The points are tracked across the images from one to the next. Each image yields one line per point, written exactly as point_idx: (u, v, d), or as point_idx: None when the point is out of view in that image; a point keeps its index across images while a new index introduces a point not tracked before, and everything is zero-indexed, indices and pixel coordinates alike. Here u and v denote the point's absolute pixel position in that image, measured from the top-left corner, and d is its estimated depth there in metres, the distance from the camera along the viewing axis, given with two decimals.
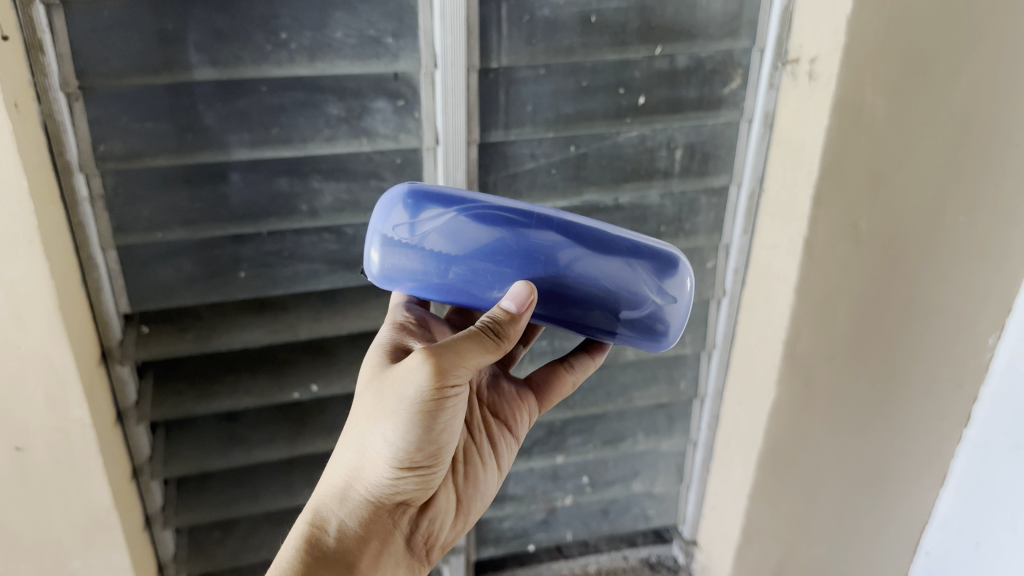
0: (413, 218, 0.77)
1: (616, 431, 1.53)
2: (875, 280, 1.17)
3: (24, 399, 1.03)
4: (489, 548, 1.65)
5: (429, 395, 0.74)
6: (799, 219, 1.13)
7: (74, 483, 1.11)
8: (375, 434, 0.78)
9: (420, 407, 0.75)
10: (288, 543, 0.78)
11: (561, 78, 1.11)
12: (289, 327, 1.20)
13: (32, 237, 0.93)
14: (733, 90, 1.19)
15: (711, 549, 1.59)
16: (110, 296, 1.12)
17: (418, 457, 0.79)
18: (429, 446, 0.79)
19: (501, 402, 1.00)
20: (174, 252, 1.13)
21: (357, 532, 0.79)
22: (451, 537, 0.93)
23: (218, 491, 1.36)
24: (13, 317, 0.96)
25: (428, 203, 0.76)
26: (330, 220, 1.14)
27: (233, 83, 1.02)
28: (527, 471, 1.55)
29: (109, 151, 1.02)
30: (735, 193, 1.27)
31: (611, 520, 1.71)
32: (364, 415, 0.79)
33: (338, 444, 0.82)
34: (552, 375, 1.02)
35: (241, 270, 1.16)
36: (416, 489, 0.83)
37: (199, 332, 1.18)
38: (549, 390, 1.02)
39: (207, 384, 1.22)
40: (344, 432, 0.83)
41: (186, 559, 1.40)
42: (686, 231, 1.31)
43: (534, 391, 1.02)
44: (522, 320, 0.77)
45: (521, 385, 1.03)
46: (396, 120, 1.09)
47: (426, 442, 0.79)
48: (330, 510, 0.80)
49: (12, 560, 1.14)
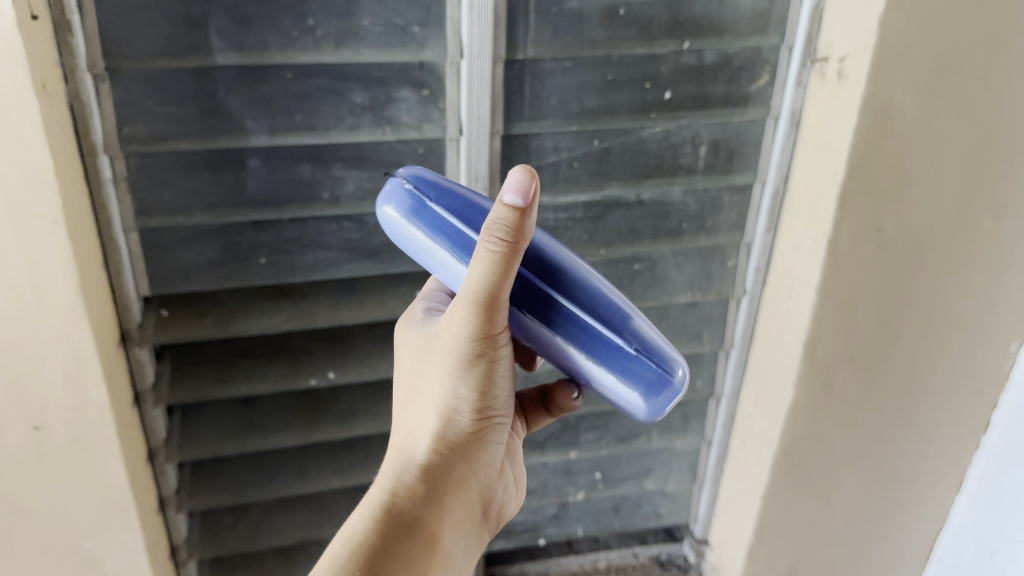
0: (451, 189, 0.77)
1: (630, 428, 1.53)
2: (898, 283, 1.16)
3: (43, 379, 1.03)
4: (500, 540, 1.66)
5: (486, 336, 0.72)
6: (824, 220, 1.12)
7: (91, 464, 1.12)
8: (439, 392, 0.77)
9: (479, 351, 0.74)
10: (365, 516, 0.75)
11: (587, 71, 1.11)
12: (308, 315, 1.20)
13: (56, 218, 0.93)
14: (760, 87, 1.18)
15: (722, 549, 1.59)
16: (131, 278, 1.12)
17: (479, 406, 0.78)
18: (493, 393, 0.78)
19: None
20: (195, 237, 1.13)
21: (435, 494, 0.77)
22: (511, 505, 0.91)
23: (232, 476, 1.36)
24: (34, 296, 0.96)
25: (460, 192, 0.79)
26: (351, 208, 1.14)
27: (258, 69, 1.02)
28: (539, 465, 1.55)
29: (133, 134, 1.02)
30: (759, 192, 1.26)
31: (622, 517, 1.70)
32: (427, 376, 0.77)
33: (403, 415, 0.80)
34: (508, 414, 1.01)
35: (261, 257, 1.16)
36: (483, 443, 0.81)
37: (217, 317, 1.18)
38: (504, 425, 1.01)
39: (224, 369, 1.23)
40: (407, 401, 0.81)
41: (199, 542, 1.41)
42: (708, 228, 1.30)
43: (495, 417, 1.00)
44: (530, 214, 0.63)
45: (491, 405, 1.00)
46: (420, 110, 1.09)
47: (490, 389, 0.77)
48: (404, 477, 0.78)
49: (27, 539, 1.15)
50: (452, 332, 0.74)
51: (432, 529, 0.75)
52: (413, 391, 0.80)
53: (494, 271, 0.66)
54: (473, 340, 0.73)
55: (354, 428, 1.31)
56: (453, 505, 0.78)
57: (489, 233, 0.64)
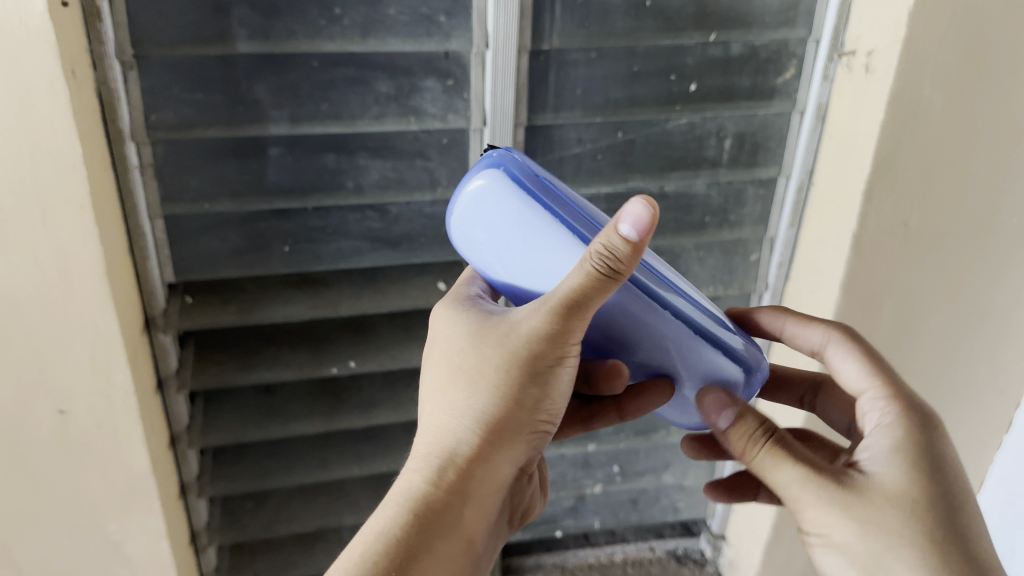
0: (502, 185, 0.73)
1: (649, 422, 1.53)
2: (922, 280, 1.15)
3: (69, 363, 1.04)
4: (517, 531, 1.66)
5: (561, 346, 0.67)
6: (849, 215, 1.11)
7: (115, 448, 1.13)
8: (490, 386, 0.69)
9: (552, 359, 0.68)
10: (394, 509, 0.66)
11: (613, 62, 1.10)
12: (330, 303, 1.21)
13: (83, 203, 0.94)
14: (786, 80, 1.17)
15: (739, 544, 1.58)
16: (156, 264, 1.13)
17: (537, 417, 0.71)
18: (551, 406, 0.71)
19: None
20: (220, 224, 1.14)
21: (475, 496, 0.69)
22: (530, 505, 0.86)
23: (253, 462, 1.38)
24: (62, 281, 0.98)
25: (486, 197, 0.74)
26: (374, 197, 1.14)
27: (284, 57, 1.02)
28: (557, 457, 1.55)
29: (161, 121, 1.03)
30: (783, 186, 1.25)
31: (640, 510, 1.70)
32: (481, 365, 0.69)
33: (436, 398, 0.71)
34: None
35: (284, 245, 1.17)
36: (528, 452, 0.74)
37: (241, 304, 1.19)
38: None
39: (247, 356, 1.24)
40: (439, 386, 0.72)
41: (219, 528, 1.42)
42: (731, 222, 1.29)
43: None
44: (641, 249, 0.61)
45: None
46: (445, 100, 1.09)
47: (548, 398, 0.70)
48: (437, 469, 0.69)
49: (51, 521, 1.16)
50: (525, 331, 0.67)
51: (465, 542, 0.68)
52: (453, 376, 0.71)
53: (589, 287, 0.62)
54: (546, 342, 0.67)
55: (374, 417, 1.32)
56: (486, 515, 0.71)
57: (593, 255, 0.61)
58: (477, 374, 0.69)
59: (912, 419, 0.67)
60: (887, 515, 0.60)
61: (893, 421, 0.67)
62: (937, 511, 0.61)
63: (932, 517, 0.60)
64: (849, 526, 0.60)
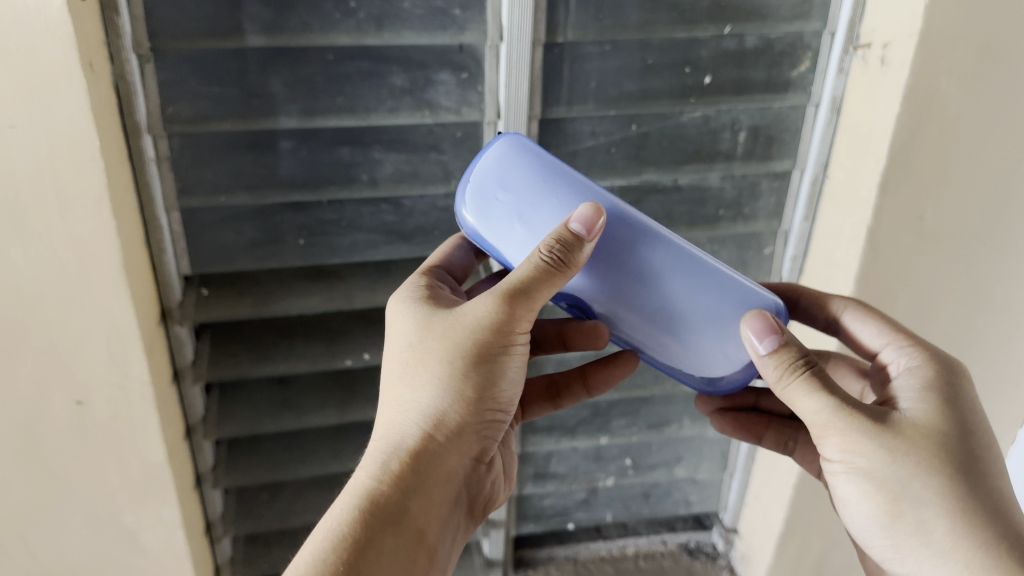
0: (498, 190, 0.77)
1: (662, 416, 1.53)
2: (936, 274, 1.15)
3: (87, 355, 1.05)
4: (529, 524, 1.67)
5: (505, 332, 0.72)
6: (863, 209, 1.11)
7: (131, 439, 1.14)
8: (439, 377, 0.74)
9: (495, 346, 0.73)
10: (344, 505, 0.69)
11: (627, 55, 1.10)
12: (344, 296, 1.21)
13: (101, 195, 0.95)
14: (801, 73, 1.16)
15: (752, 537, 1.59)
16: (172, 257, 1.13)
17: (486, 400, 0.75)
18: (496, 390, 0.75)
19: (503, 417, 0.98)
20: (235, 217, 1.14)
21: (429, 487, 0.73)
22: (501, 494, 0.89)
23: (267, 453, 1.39)
24: (80, 273, 0.98)
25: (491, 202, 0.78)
26: (388, 190, 1.15)
27: (299, 51, 1.03)
28: (569, 450, 1.56)
29: (177, 114, 1.03)
30: (798, 179, 1.24)
31: (652, 503, 1.71)
32: (425, 358, 0.74)
33: (390, 394, 0.76)
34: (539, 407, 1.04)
35: (299, 238, 1.17)
36: (484, 437, 0.78)
37: (256, 296, 1.19)
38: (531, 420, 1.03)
39: (262, 348, 1.24)
40: (390, 384, 0.77)
41: (234, 519, 1.43)
42: (745, 215, 1.29)
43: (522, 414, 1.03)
44: (588, 246, 0.71)
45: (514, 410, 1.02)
46: (459, 93, 1.09)
47: (499, 387, 0.75)
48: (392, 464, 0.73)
49: (68, 511, 1.17)
50: (471, 321, 0.73)
51: (426, 531, 0.72)
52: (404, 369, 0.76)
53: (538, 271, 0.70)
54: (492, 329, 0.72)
55: None
56: (443, 507, 0.74)
57: (544, 247, 0.69)
58: (419, 369, 0.74)
59: (940, 362, 0.74)
60: (922, 449, 0.67)
61: (924, 361, 0.74)
62: (968, 445, 0.68)
63: (963, 448, 0.67)
64: (882, 455, 0.67)
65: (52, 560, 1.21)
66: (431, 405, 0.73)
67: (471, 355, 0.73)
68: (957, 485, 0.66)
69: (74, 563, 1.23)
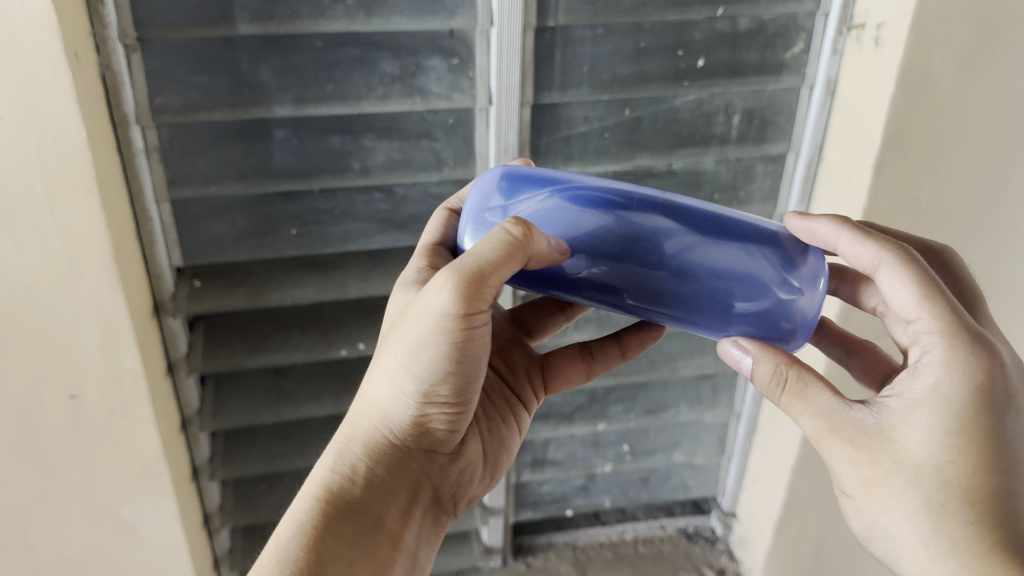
0: (508, 201, 0.70)
1: (659, 401, 1.52)
2: None
3: (79, 348, 1.04)
4: (528, 511, 1.67)
5: (455, 325, 0.67)
6: (859, 191, 1.10)
7: (126, 432, 1.14)
8: (397, 369, 0.71)
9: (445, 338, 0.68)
10: (304, 493, 0.70)
11: (619, 38, 1.09)
12: (338, 286, 1.21)
13: (90, 187, 0.94)
14: (796, 54, 1.15)
15: (750, 521, 1.59)
16: (163, 249, 1.12)
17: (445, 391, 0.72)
18: (453, 380, 0.71)
19: (512, 376, 0.93)
20: (227, 207, 1.13)
21: (382, 479, 0.72)
22: (481, 488, 0.86)
23: (265, 444, 1.39)
24: (70, 266, 0.98)
25: (524, 187, 0.70)
26: (380, 179, 1.14)
27: (287, 38, 1.01)
28: (567, 436, 1.55)
29: (165, 104, 1.02)
30: (793, 161, 1.24)
31: (650, 488, 1.71)
32: (389, 348, 0.72)
33: (364, 381, 0.75)
34: (566, 359, 0.97)
35: (291, 228, 1.17)
36: (446, 424, 0.75)
37: (250, 288, 1.19)
38: (558, 375, 0.97)
39: (256, 339, 1.24)
40: (368, 372, 0.76)
41: (232, 510, 1.43)
42: (741, 199, 1.28)
43: (545, 369, 0.97)
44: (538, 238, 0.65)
45: (534, 362, 0.96)
46: (450, 79, 1.08)
47: (458, 375, 0.71)
48: (352, 453, 0.72)
49: (64, 504, 1.17)
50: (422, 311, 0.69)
51: (376, 526, 0.69)
52: (377, 359, 0.74)
53: (494, 255, 0.64)
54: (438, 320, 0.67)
55: None
56: (400, 496, 0.73)
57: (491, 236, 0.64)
58: (383, 360, 0.72)
59: (964, 365, 0.61)
60: (900, 479, 0.62)
61: (945, 360, 0.61)
62: (968, 474, 0.60)
63: (957, 480, 0.60)
64: (860, 479, 0.64)
65: (48, 554, 1.21)
66: (393, 396, 0.72)
67: (418, 347, 0.69)
68: (938, 516, 0.61)
69: (73, 556, 1.23)
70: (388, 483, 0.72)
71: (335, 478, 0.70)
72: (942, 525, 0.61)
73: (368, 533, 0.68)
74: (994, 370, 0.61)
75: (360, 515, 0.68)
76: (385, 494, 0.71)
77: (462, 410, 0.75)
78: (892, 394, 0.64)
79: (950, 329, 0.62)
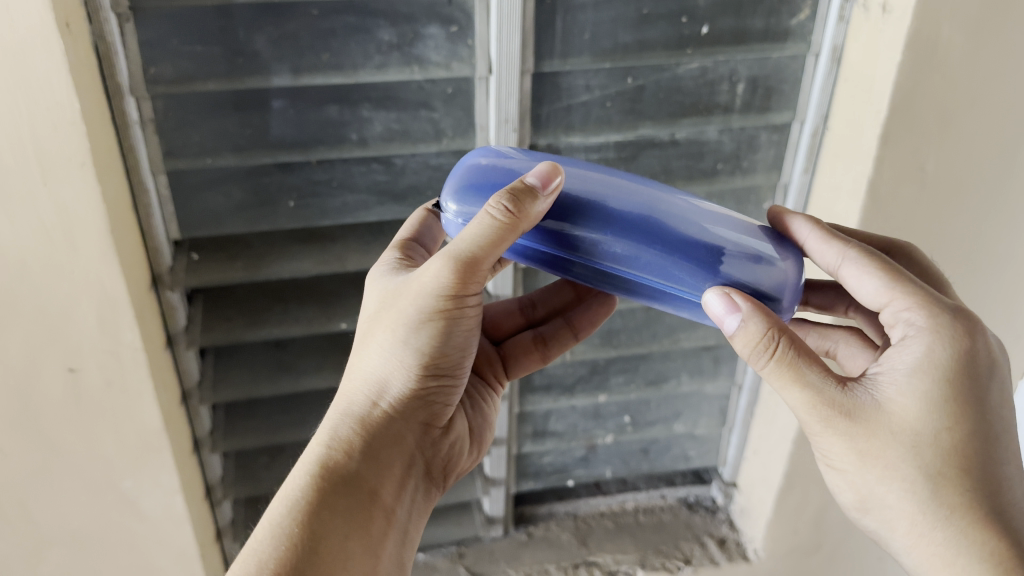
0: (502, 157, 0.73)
1: (660, 372, 1.52)
2: (936, 225, 1.13)
3: (77, 323, 1.04)
4: (529, 481, 1.68)
5: (451, 299, 0.68)
6: (863, 160, 1.08)
7: (125, 405, 1.13)
8: (391, 344, 0.71)
9: (441, 313, 0.69)
10: (299, 471, 0.69)
11: (621, 5, 1.07)
12: (337, 259, 1.20)
13: (84, 160, 0.92)
14: (801, 21, 1.13)
15: (751, 492, 1.59)
16: (160, 222, 1.11)
17: (438, 364, 0.73)
18: (447, 352, 0.72)
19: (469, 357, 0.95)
20: (224, 179, 1.12)
21: (378, 454, 0.72)
22: (468, 461, 0.88)
23: (266, 416, 1.39)
24: (66, 240, 0.97)
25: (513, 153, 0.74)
26: (379, 150, 1.12)
27: (282, 6, 0.99)
28: (568, 408, 1.55)
29: (159, 75, 1.00)
30: (797, 130, 1.22)
31: (651, 459, 1.71)
32: (381, 324, 0.72)
33: (354, 359, 0.75)
34: (523, 349, 0.98)
35: (289, 200, 1.15)
36: (439, 397, 0.76)
37: (248, 261, 1.18)
38: (516, 363, 0.98)
39: (256, 313, 1.23)
40: (355, 351, 0.76)
41: (233, 482, 1.43)
42: (744, 168, 1.27)
43: (502, 358, 0.98)
44: (541, 200, 0.65)
45: (492, 349, 0.98)
46: (449, 47, 1.06)
47: (452, 349, 0.72)
48: (344, 428, 0.72)
49: (65, 476, 1.17)
50: (418, 288, 0.69)
51: (373, 499, 0.69)
52: (366, 336, 0.74)
53: (490, 232, 0.64)
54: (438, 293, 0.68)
55: None
56: (396, 471, 0.73)
57: (492, 206, 0.64)
58: (374, 334, 0.72)
59: (950, 334, 0.64)
60: (895, 449, 0.62)
61: (931, 333, 0.64)
62: (961, 441, 0.62)
63: (948, 446, 0.62)
64: (853, 451, 0.64)
65: (51, 526, 1.22)
66: (386, 371, 0.72)
67: (414, 322, 0.69)
68: (934, 485, 0.62)
69: (76, 528, 1.23)
70: (385, 459, 0.72)
71: (331, 453, 0.70)
72: (937, 493, 0.62)
73: (365, 507, 0.68)
74: (974, 340, 0.64)
75: (359, 493, 0.68)
76: (382, 468, 0.72)
77: (453, 382, 0.76)
78: (880, 370, 0.66)
79: (927, 302, 0.66)
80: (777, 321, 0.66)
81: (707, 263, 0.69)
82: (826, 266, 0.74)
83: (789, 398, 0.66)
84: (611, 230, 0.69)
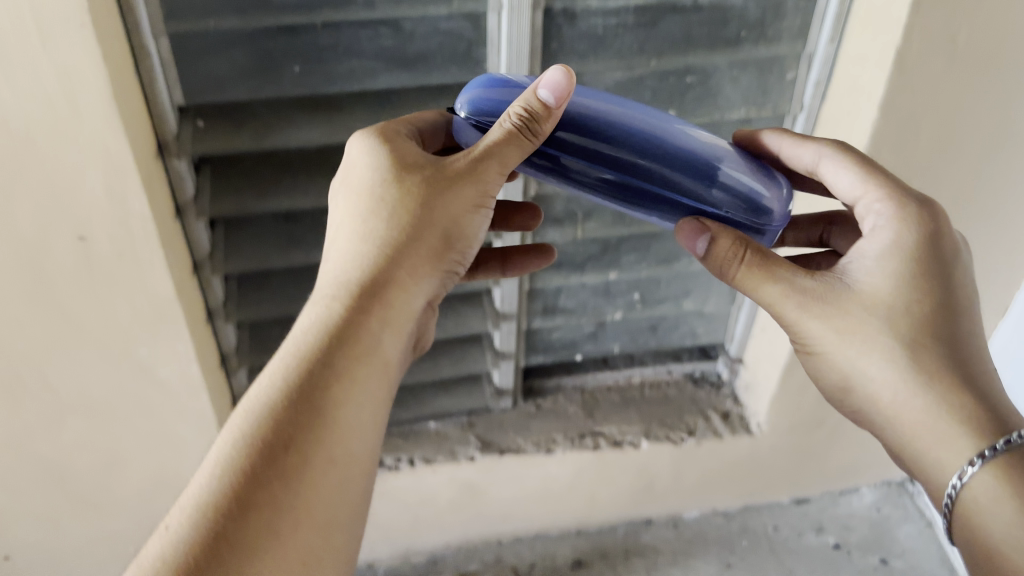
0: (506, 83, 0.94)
1: (672, 251, 1.51)
2: (968, 95, 1.09)
3: (85, 189, 1.02)
4: (538, 356, 1.70)
5: (478, 189, 0.91)
6: (893, 29, 1.03)
7: (138, 275, 1.14)
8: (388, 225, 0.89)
9: (463, 195, 0.90)
10: (268, 373, 0.81)
11: None
12: (346, 129, 1.17)
13: (82, 22, 0.88)
14: None
15: (757, 368, 1.61)
16: (166, 88, 1.08)
17: (453, 246, 0.93)
18: (461, 236, 0.93)
19: None
20: (230, 46, 1.08)
21: (361, 318, 0.86)
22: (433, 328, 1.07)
23: (278, 288, 1.40)
24: (67, 102, 0.94)
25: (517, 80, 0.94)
26: (386, 12, 1.08)
27: None
28: (579, 285, 1.55)
29: None
30: (827, 1, 1.15)
31: (659, 336, 1.72)
32: (381, 207, 0.89)
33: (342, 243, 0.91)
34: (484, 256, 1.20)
35: (294, 66, 1.11)
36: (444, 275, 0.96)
37: (255, 130, 1.15)
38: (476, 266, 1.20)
39: (264, 185, 1.22)
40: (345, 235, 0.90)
41: (248, 352, 1.45)
42: (767, 37, 1.21)
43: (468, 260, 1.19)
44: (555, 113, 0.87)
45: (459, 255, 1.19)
46: None
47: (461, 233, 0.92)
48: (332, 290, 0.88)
49: (83, 344, 1.19)
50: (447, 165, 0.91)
51: (372, 357, 0.85)
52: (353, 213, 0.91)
53: (509, 136, 0.87)
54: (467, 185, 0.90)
55: None
56: (398, 334, 0.90)
57: (515, 115, 0.86)
58: (373, 216, 0.90)
59: (909, 216, 0.89)
60: (872, 324, 0.86)
61: (893, 222, 0.90)
62: (925, 312, 0.85)
63: (914, 314, 0.85)
64: (838, 330, 0.87)
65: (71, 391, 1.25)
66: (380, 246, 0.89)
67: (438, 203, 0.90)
68: (909, 351, 0.85)
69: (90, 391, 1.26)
70: (399, 318, 0.90)
71: (321, 342, 0.83)
72: (912, 359, 0.85)
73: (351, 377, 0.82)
74: (934, 224, 0.89)
75: (337, 365, 0.82)
76: (391, 319, 0.89)
77: (458, 264, 0.96)
78: (852, 260, 0.91)
79: (892, 194, 0.92)
80: (739, 235, 0.90)
81: (702, 177, 0.93)
82: (801, 165, 1.02)
83: (750, 294, 0.92)
84: (630, 147, 0.91)
